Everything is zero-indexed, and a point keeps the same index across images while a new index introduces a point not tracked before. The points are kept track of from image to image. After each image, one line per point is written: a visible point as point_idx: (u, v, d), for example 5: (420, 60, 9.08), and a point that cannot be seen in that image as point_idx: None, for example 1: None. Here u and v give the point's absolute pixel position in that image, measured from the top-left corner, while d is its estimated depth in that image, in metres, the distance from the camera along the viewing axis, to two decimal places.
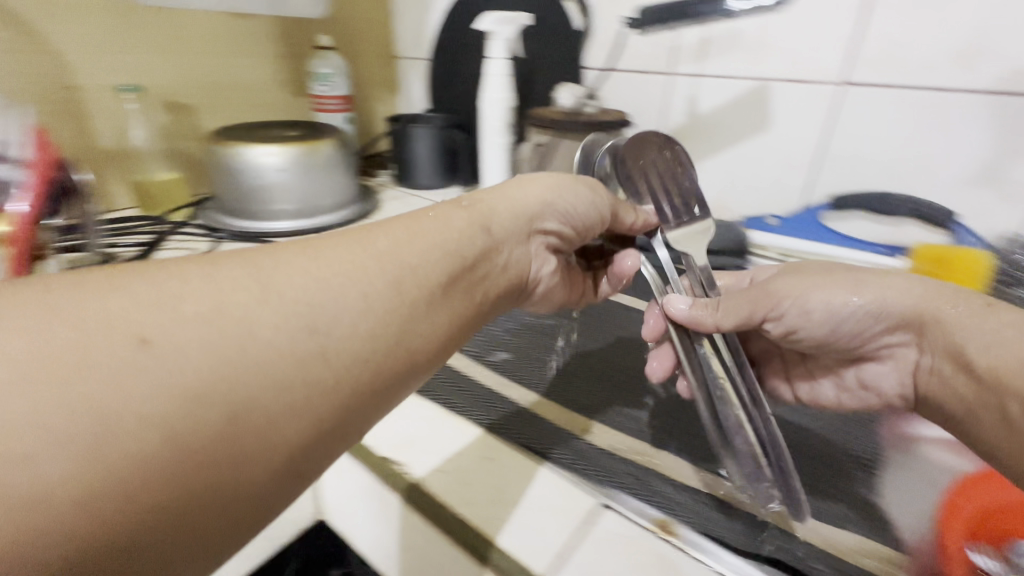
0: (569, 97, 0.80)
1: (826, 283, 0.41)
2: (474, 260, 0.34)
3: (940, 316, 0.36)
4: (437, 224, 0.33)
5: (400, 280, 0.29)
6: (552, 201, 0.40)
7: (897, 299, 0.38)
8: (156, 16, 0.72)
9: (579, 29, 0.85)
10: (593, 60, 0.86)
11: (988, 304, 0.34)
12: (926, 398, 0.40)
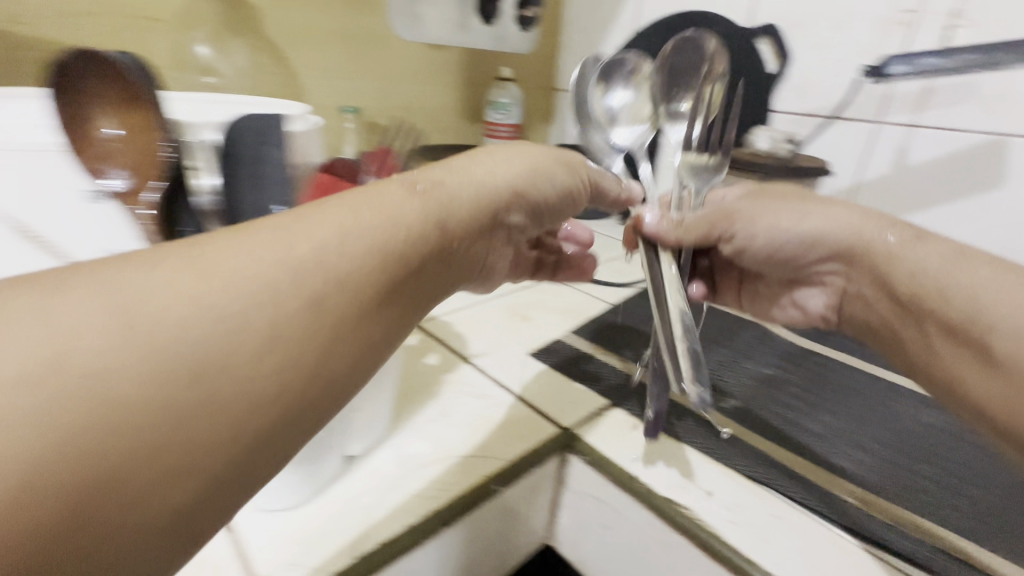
0: (767, 138, 0.65)
1: (776, 209, 0.37)
2: (413, 265, 0.22)
3: (882, 246, 0.33)
4: (373, 209, 0.22)
5: (323, 294, 0.18)
6: (522, 178, 0.29)
7: (835, 224, 0.35)
8: (370, 47, 0.74)
9: (774, 71, 0.72)
10: (785, 103, 0.71)
11: (915, 236, 0.32)
12: (851, 324, 0.38)
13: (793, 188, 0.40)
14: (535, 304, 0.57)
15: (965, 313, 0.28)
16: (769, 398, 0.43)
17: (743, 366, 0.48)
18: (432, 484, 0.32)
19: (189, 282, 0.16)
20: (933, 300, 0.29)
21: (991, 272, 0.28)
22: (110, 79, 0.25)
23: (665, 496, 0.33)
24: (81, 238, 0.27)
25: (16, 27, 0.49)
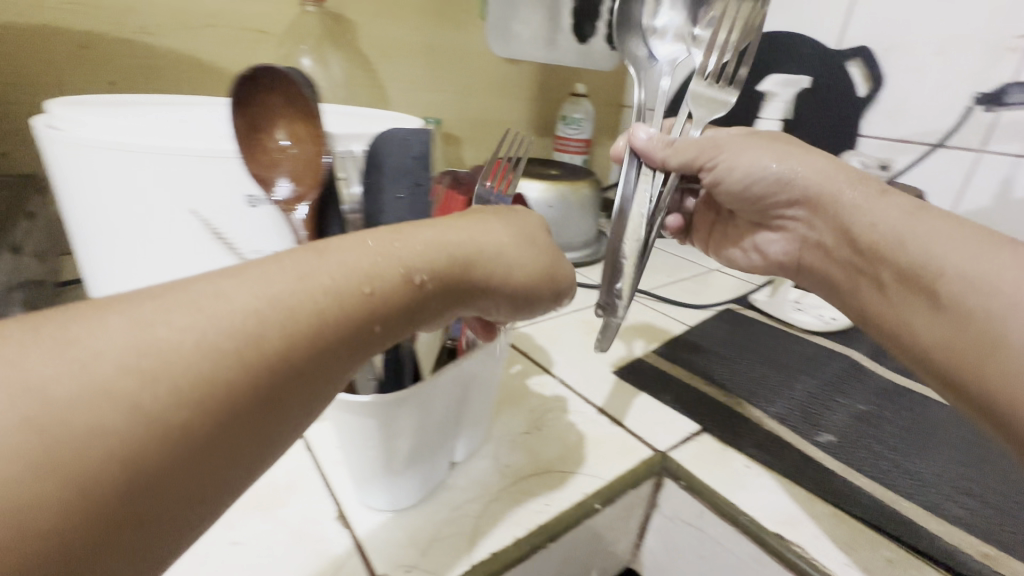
0: (857, 164, 0.62)
1: (760, 153, 0.40)
2: (354, 327, 0.18)
3: (851, 198, 0.36)
4: (332, 258, 0.19)
5: (258, 338, 0.16)
6: (509, 235, 0.25)
7: (812, 176, 0.38)
8: (454, 58, 0.74)
9: (864, 95, 0.68)
10: (874, 128, 0.68)
11: (881, 193, 0.35)
12: (807, 266, 0.43)
13: (786, 138, 0.42)
14: (612, 321, 0.57)
15: (921, 263, 0.30)
16: (871, 436, 0.41)
17: (844, 402, 0.45)
18: (534, 496, 0.32)
19: (149, 314, 0.15)
20: (893, 252, 0.32)
21: (939, 225, 0.31)
22: (283, 94, 0.26)
23: (773, 530, 0.32)
24: (257, 241, 0.28)
25: (144, 37, 0.52)
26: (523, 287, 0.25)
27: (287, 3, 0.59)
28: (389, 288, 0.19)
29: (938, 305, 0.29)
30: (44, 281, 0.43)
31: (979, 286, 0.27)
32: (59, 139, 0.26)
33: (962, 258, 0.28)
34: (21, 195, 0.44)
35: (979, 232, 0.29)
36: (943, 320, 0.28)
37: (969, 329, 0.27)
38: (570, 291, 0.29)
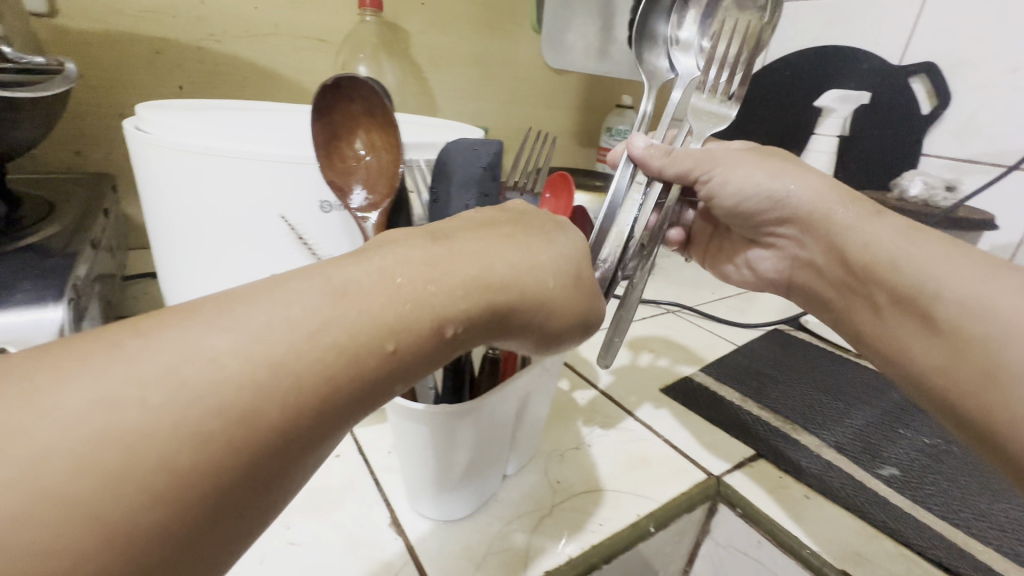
0: (921, 184, 0.60)
1: (752, 168, 0.36)
2: (412, 351, 0.18)
3: (843, 216, 0.33)
4: (351, 307, 0.17)
5: (254, 414, 0.14)
6: (546, 271, 0.22)
7: (806, 193, 0.35)
8: (503, 67, 0.74)
9: (927, 112, 0.65)
10: (938, 147, 0.65)
11: (877, 213, 0.32)
12: (798, 287, 0.40)
13: (783, 153, 0.38)
14: (658, 338, 0.55)
15: (916, 286, 0.27)
16: (939, 472, 0.38)
17: (906, 433, 0.42)
18: (586, 515, 0.31)
19: (219, 340, 0.14)
20: (887, 274, 0.29)
21: (937, 246, 0.28)
22: (363, 103, 0.28)
23: (840, 567, 0.30)
24: (334, 244, 0.29)
25: (213, 44, 0.54)
26: (556, 329, 0.23)
27: (345, 14, 0.60)
28: (415, 341, 0.17)
29: (934, 330, 0.26)
30: (115, 275, 0.45)
31: (977, 311, 0.24)
32: (150, 141, 0.27)
33: (960, 281, 0.26)
34: (98, 193, 0.46)
35: (982, 255, 0.27)
36: (938, 345, 0.26)
37: (966, 357, 0.24)
38: (600, 323, 0.26)
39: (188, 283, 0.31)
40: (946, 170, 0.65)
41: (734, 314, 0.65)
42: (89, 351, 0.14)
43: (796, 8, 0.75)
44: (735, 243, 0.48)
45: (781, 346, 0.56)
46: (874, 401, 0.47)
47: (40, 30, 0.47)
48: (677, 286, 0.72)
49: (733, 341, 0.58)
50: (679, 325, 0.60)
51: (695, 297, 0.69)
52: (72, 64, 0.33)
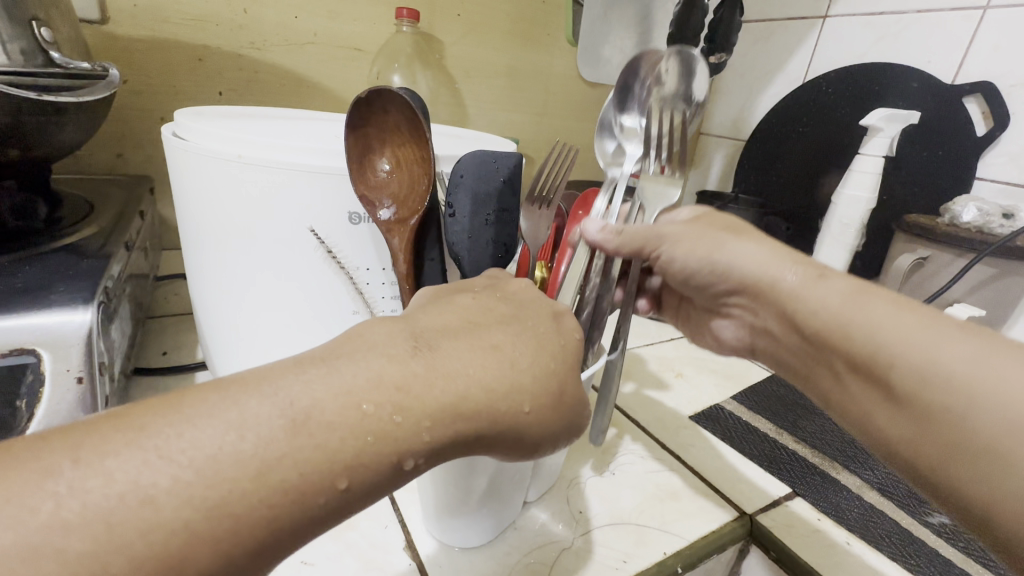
0: (975, 211, 0.56)
1: (694, 236, 0.30)
2: (431, 433, 0.17)
3: (782, 274, 0.28)
4: (310, 440, 0.15)
5: (269, 483, 0.15)
6: (530, 390, 0.20)
7: (745, 256, 0.29)
8: (534, 80, 0.73)
9: (982, 134, 0.61)
10: (994, 171, 0.60)
11: (817, 276, 0.27)
12: (766, 356, 0.32)
13: (714, 212, 0.33)
14: (686, 360, 0.54)
15: (887, 366, 0.23)
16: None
17: None
18: (609, 549, 0.30)
19: (241, 417, 0.15)
20: (850, 350, 0.25)
21: (896, 313, 0.24)
22: (398, 114, 0.27)
23: None
24: (363, 258, 0.29)
25: (253, 51, 0.55)
26: (533, 441, 0.20)
27: (384, 21, 0.60)
28: (395, 446, 0.17)
29: (922, 417, 0.22)
30: (149, 275, 0.46)
31: (970, 397, 0.21)
32: (187, 149, 0.27)
33: (940, 360, 0.22)
34: (136, 195, 0.47)
35: (944, 316, 0.23)
36: (926, 431, 0.22)
37: (967, 450, 0.21)
38: (582, 428, 0.23)
39: (217, 292, 0.31)
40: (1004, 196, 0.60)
41: None
42: (130, 415, 0.15)
43: (841, 22, 0.71)
44: (690, 315, 0.40)
45: None
46: None
47: (91, 36, 0.49)
48: None
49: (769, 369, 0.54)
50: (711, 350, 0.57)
51: None
52: (115, 70, 0.34)
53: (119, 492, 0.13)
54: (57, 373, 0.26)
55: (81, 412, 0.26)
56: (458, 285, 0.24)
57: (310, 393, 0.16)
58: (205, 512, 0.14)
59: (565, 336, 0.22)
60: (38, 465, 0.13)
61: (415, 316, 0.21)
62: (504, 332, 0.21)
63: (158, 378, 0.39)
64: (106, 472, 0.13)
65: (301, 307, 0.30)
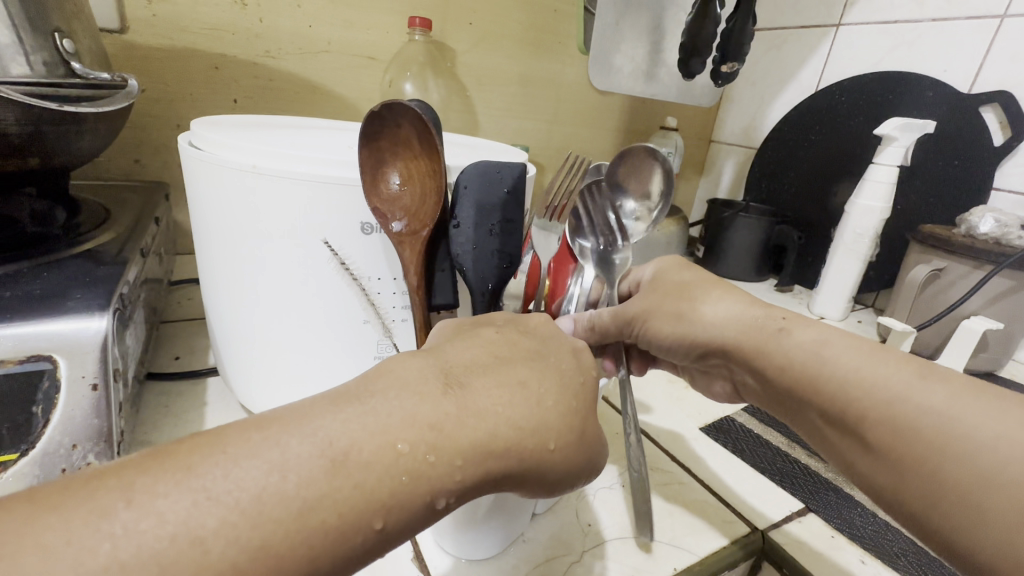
0: (992, 223, 0.55)
1: (663, 303, 0.32)
2: (448, 476, 0.17)
3: (750, 325, 0.29)
4: (349, 480, 0.16)
5: (308, 521, 0.15)
6: (555, 427, 0.20)
7: (712, 315, 0.30)
8: (546, 88, 0.73)
9: (999, 144, 0.60)
10: (1012, 181, 0.60)
11: (780, 329, 0.28)
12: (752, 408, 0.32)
13: (682, 263, 0.34)
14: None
15: (852, 413, 0.24)
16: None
17: None
18: (619, 564, 0.30)
19: (281, 457, 0.15)
20: (817, 398, 0.25)
21: (860, 360, 0.24)
22: (409, 128, 0.28)
23: None
24: (374, 267, 0.29)
25: (267, 59, 0.56)
26: (557, 479, 0.20)
27: (396, 30, 0.61)
28: (427, 486, 0.17)
29: (896, 458, 0.22)
30: (162, 281, 0.47)
31: (934, 439, 0.21)
32: (204, 159, 0.28)
33: (903, 405, 0.22)
34: (152, 201, 0.47)
35: (906, 359, 0.24)
36: (891, 474, 0.22)
37: (933, 492, 0.21)
38: (603, 466, 0.23)
39: (231, 315, 0.32)
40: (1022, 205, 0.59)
41: None
42: (177, 453, 0.15)
43: (854, 31, 0.71)
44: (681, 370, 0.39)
45: None
46: None
47: (110, 45, 0.49)
48: None
49: None
50: None
51: None
52: (134, 81, 0.35)
53: (172, 533, 0.13)
54: (73, 379, 0.26)
55: (95, 417, 0.26)
56: (478, 320, 0.24)
57: (345, 434, 0.16)
58: (250, 553, 0.14)
59: (578, 369, 0.22)
60: (93, 504, 0.13)
61: (444, 350, 0.21)
62: (524, 364, 0.21)
63: (171, 382, 0.40)
64: (159, 511, 0.14)
65: (314, 319, 0.30)
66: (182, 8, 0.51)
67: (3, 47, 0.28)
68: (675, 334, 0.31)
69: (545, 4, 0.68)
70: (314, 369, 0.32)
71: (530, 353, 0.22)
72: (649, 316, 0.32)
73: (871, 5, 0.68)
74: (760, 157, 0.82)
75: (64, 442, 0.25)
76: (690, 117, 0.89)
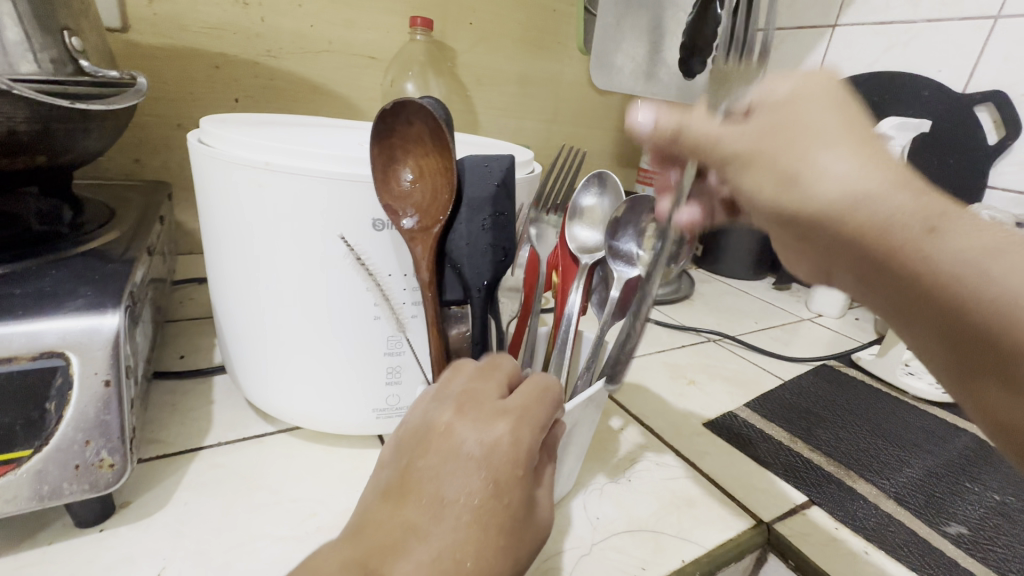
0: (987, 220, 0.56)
1: (778, 139, 0.22)
2: None
3: (884, 214, 0.21)
4: None
5: None
6: (485, 561, 0.21)
7: (830, 187, 0.21)
8: (546, 88, 0.73)
9: (994, 142, 0.61)
10: (1007, 179, 0.60)
11: (927, 225, 0.21)
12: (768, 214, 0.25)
13: (820, 95, 0.22)
14: (699, 367, 0.54)
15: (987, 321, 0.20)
16: (1014, 534, 0.35)
17: (977, 490, 0.38)
18: (627, 556, 0.30)
19: None
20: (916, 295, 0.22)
21: (994, 268, 0.20)
22: (417, 123, 0.28)
23: None
24: (386, 265, 0.29)
25: (270, 59, 0.56)
26: None
27: (397, 30, 0.61)
28: None
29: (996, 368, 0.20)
30: (166, 280, 0.47)
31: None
32: (216, 157, 0.28)
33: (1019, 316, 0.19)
34: (155, 200, 0.48)
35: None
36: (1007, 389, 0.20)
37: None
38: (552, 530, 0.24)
39: (241, 308, 0.32)
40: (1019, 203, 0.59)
41: (780, 347, 0.61)
42: None
43: (850, 31, 0.72)
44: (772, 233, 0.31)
45: (835, 385, 0.53)
46: (937, 449, 0.43)
47: (112, 43, 0.49)
48: (719, 312, 0.70)
49: (781, 375, 0.54)
50: (721, 356, 0.57)
51: (732, 325, 0.66)
52: (142, 77, 0.35)
53: None
54: (85, 374, 0.26)
55: (107, 414, 0.26)
56: (398, 444, 0.24)
57: None
58: None
59: (498, 477, 0.22)
60: None
61: (366, 529, 0.22)
62: (438, 505, 0.22)
63: (180, 380, 0.40)
64: None
65: (326, 316, 0.30)
66: (183, 6, 0.51)
67: (12, 44, 0.28)
68: (777, 198, 0.23)
69: (545, 5, 0.68)
70: (322, 363, 0.32)
71: (438, 498, 0.22)
72: (756, 160, 0.23)
73: (866, 6, 0.69)
74: None
75: (77, 439, 0.25)
76: None
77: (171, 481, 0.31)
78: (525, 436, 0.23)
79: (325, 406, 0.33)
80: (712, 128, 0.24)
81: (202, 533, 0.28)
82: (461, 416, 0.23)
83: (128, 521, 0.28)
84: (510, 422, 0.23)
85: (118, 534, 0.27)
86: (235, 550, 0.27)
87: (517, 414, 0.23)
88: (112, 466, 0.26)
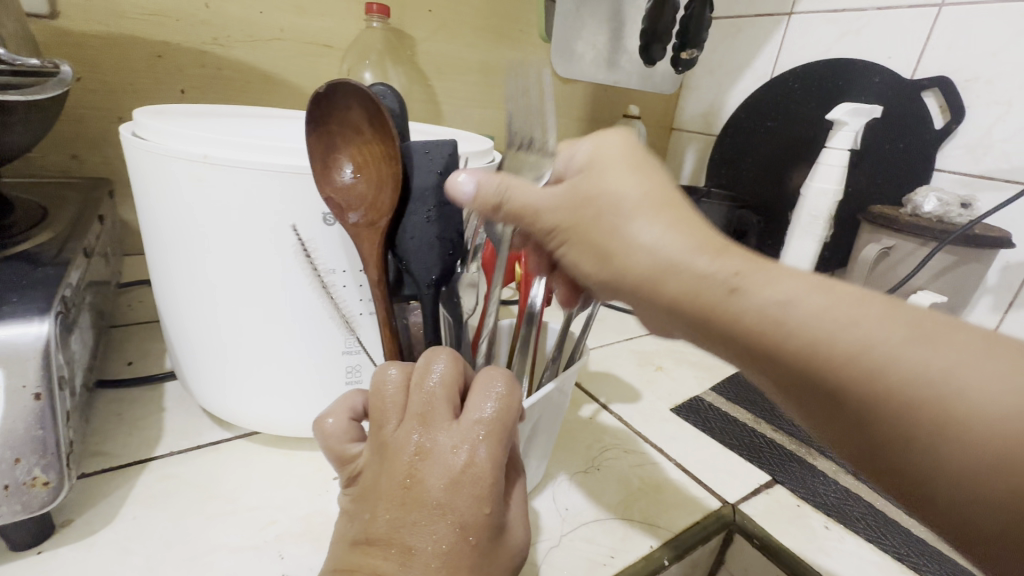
0: (935, 201, 0.59)
1: (585, 215, 0.23)
2: None
3: (693, 281, 0.20)
4: None
5: None
6: None
7: (640, 260, 0.22)
8: (509, 77, 0.72)
9: (940, 126, 0.63)
10: (953, 162, 0.62)
11: (733, 283, 0.20)
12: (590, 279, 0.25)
13: (619, 162, 0.24)
14: (667, 353, 0.55)
15: (832, 381, 0.18)
16: None
17: None
18: (596, 546, 0.30)
19: None
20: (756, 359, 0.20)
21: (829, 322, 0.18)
22: (358, 109, 0.26)
23: None
24: (337, 259, 0.28)
25: (215, 48, 0.53)
26: None
27: (352, 18, 0.59)
28: None
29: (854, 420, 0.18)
30: (111, 282, 0.44)
31: (946, 410, 0.17)
32: (149, 149, 0.26)
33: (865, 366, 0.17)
34: (94, 198, 0.45)
35: (897, 315, 0.18)
36: (890, 452, 0.18)
37: (970, 480, 0.17)
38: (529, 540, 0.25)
39: (186, 311, 0.30)
40: (963, 184, 0.62)
41: None
42: None
43: (806, 20, 0.73)
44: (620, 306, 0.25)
45: None
46: None
47: (38, 31, 0.46)
48: None
49: None
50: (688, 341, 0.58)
51: None
52: (67, 66, 0.32)
53: None
54: (13, 389, 0.24)
55: (38, 428, 0.24)
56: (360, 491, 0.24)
57: None
58: None
59: (467, 502, 0.22)
60: None
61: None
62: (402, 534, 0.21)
63: (129, 388, 0.38)
64: None
65: (275, 317, 0.29)
66: None
67: None
68: (601, 272, 0.23)
69: None
70: (275, 365, 0.30)
71: (408, 549, 0.21)
72: (569, 237, 0.24)
73: None
74: (720, 145, 0.84)
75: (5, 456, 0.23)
76: (652, 106, 0.90)
77: (118, 495, 0.29)
78: (484, 461, 0.22)
79: (280, 409, 0.32)
80: (529, 196, 0.25)
81: (153, 549, 0.27)
82: (417, 455, 0.22)
83: (70, 541, 0.26)
84: (467, 451, 0.22)
85: (58, 556, 0.26)
86: (188, 564, 0.26)
87: (476, 449, 0.22)
88: (46, 484, 0.24)
